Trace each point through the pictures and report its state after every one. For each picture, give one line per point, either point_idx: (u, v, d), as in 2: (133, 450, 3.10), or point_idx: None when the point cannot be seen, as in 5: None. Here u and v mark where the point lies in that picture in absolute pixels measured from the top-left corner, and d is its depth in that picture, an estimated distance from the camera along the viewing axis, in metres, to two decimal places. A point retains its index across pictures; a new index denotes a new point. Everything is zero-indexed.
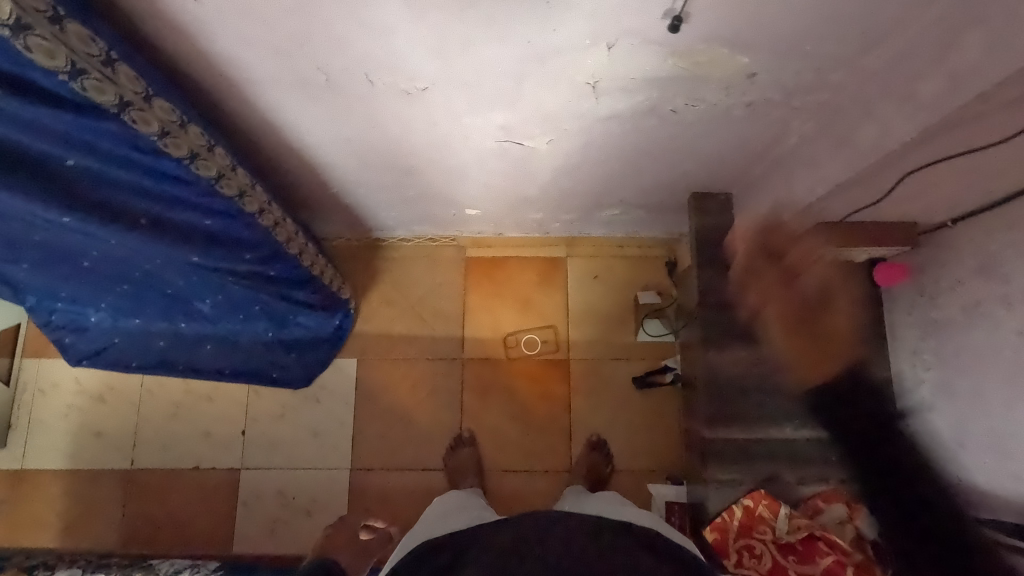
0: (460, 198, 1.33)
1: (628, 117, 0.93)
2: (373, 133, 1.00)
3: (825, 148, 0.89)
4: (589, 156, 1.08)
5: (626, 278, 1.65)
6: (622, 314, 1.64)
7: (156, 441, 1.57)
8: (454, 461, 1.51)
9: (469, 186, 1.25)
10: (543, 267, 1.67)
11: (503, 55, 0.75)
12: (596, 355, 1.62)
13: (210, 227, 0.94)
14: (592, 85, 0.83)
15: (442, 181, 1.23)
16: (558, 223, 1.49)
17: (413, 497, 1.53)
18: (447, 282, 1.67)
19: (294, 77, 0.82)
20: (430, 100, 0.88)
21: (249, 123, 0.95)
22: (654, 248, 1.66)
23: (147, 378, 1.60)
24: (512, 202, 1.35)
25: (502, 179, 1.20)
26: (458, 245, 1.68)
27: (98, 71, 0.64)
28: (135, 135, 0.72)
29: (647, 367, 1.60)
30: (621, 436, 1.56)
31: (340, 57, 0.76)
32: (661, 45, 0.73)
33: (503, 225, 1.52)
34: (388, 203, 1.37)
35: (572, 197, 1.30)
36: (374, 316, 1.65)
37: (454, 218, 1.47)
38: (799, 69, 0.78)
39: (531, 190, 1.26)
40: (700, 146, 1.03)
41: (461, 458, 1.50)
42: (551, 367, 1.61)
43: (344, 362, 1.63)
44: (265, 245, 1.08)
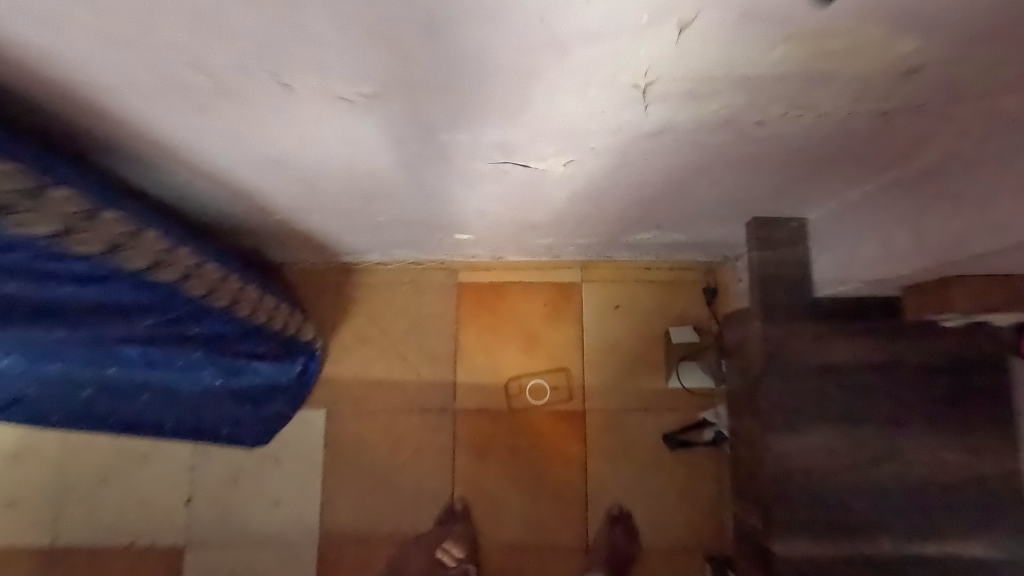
0: (446, 222, 1.02)
1: (689, 130, 0.61)
2: (314, 153, 0.69)
3: (993, 182, 0.58)
4: (623, 175, 0.77)
5: (655, 309, 1.35)
6: (649, 354, 1.34)
7: (84, 512, 1.30)
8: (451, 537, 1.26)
9: (459, 211, 0.95)
10: (552, 295, 1.36)
11: (499, 43, 0.44)
12: (618, 405, 1.32)
13: (70, 297, 0.66)
14: (642, 88, 0.51)
15: (421, 205, 0.92)
16: (571, 247, 1.19)
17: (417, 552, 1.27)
18: (435, 315, 1.37)
19: (164, 81, 0.51)
20: (388, 111, 0.57)
21: (118, 141, 0.64)
22: (690, 271, 1.35)
23: (71, 434, 1.32)
24: (515, 226, 1.04)
25: (503, 204, 0.90)
26: (448, 268, 1.38)
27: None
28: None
29: (679, 420, 1.31)
30: (648, 505, 1.28)
31: (225, 49, 0.45)
32: (776, 27, 0.42)
33: (503, 249, 1.21)
34: (354, 229, 1.06)
35: (592, 221, 0.99)
36: (347, 356, 1.36)
37: (439, 242, 1.16)
38: (996, 65, 0.46)
39: (542, 215, 0.95)
40: (784, 167, 0.71)
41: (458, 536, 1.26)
42: (563, 420, 1.32)
43: (312, 414, 1.34)
44: (171, 302, 0.81)
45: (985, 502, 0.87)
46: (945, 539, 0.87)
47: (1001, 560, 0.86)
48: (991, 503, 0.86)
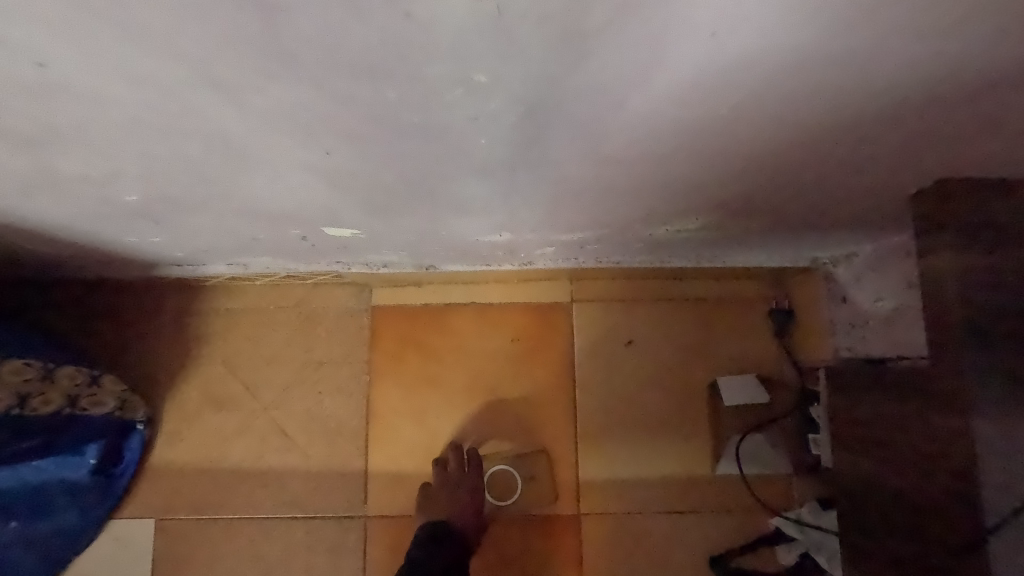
0: (287, 207, 0.50)
1: None
2: None
3: None
4: (677, 20, 0.24)
5: (691, 346, 0.82)
6: (684, 421, 0.81)
7: None
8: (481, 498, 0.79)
9: (294, 183, 0.43)
10: (525, 326, 0.83)
11: None
12: (634, 508, 0.80)
13: None
14: None
15: (185, 163, 0.39)
16: (550, 247, 0.66)
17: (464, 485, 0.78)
18: (334, 360, 0.84)
19: None
20: None
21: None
22: (750, 282, 0.82)
23: None
24: (432, 210, 0.51)
25: (374, 161, 0.38)
26: (353, 283, 0.85)
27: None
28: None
29: (738, 531, 0.79)
30: None
31: None
32: None
33: (430, 253, 0.69)
34: (114, 221, 0.53)
35: (584, 193, 0.47)
36: (191, 429, 0.84)
37: (306, 243, 0.64)
38: None
39: (474, 180, 0.43)
40: None
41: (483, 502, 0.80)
42: (546, 532, 0.80)
43: (134, 527, 0.82)
44: None
45: None
46: None
47: None
48: None
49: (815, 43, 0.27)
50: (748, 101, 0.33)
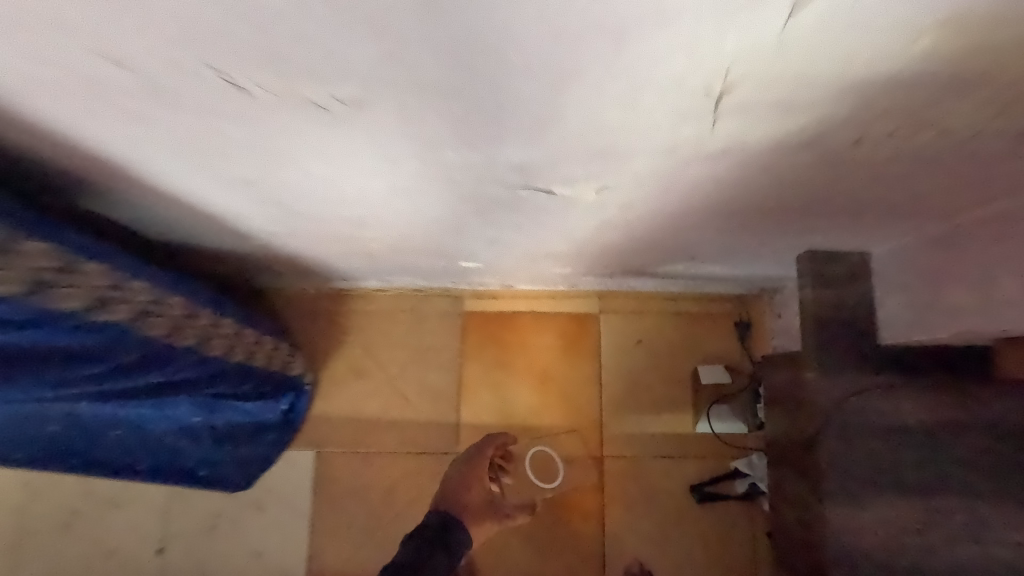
0: (451, 250, 0.89)
1: (757, 154, 0.48)
2: (284, 173, 0.56)
3: None
4: (665, 206, 0.64)
5: (681, 344, 1.21)
6: (674, 395, 1.20)
7: (46, 557, 1.18)
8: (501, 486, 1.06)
9: (466, 240, 0.82)
10: (567, 327, 1.23)
11: (530, 34, 0.31)
12: (638, 453, 1.18)
13: (7, 344, 0.56)
14: (715, 98, 0.38)
15: (425, 233, 0.79)
16: (591, 277, 1.06)
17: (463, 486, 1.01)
18: (437, 347, 1.24)
19: (86, 84, 0.39)
20: (378, 129, 0.45)
21: (3, 137, 0.49)
22: (723, 303, 1.21)
23: (37, 475, 1.19)
24: (531, 255, 0.91)
25: (515, 232, 0.77)
26: (452, 296, 1.24)
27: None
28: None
29: (708, 469, 1.17)
30: (671, 564, 1.14)
31: (153, 45, 0.33)
32: (923, 7, 0.29)
33: (515, 278, 1.08)
34: (350, 254, 0.94)
35: (620, 250, 0.86)
36: (339, 391, 1.23)
37: (442, 269, 1.03)
38: None
39: (563, 244, 0.83)
40: (864, 197, 0.59)
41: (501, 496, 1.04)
42: (580, 468, 1.18)
43: (300, 456, 1.21)
44: (122, 348, 0.70)
45: None
46: None
47: None
48: None
49: (721, 215, 0.66)
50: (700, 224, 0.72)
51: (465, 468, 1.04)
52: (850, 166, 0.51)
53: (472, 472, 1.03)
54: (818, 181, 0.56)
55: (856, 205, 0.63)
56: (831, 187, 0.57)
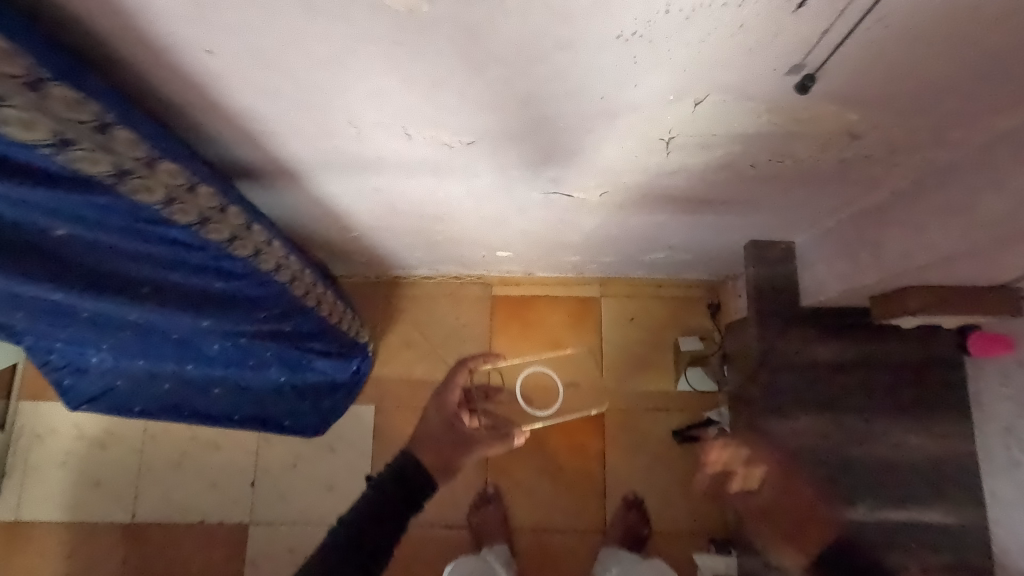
0: (491, 242, 1.21)
1: (698, 171, 0.80)
2: (402, 181, 0.87)
3: (927, 212, 0.77)
4: (647, 209, 0.96)
5: (665, 321, 1.53)
6: (659, 361, 1.52)
7: (160, 490, 1.48)
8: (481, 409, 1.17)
9: (503, 232, 1.13)
10: (575, 308, 1.55)
11: (572, 110, 0.63)
12: (631, 407, 1.49)
13: (220, 288, 0.83)
14: (666, 141, 0.70)
15: (478, 227, 1.11)
16: (594, 265, 1.38)
17: (437, 418, 1.01)
18: (471, 324, 1.55)
19: (323, 131, 0.70)
20: (475, 153, 0.76)
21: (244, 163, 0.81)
22: (697, 288, 1.53)
23: (152, 424, 1.50)
24: (550, 246, 1.23)
25: (540, 225, 1.09)
26: (483, 283, 1.57)
27: (22, 99, 0.44)
28: (76, 176, 0.53)
29: (686, 419, 1.48)
30: (658, 493, 1.45)
31: (379, 112, 0.65)
32: (760, 103, 0.61)
33: (535, 266, 1.40)
34: (416, 246, 1.26)
35: (616, 243, 1.18)
36: (394, 360, 1.55)
37: (481, 259, 1.35)
38: (916, 127, 0.65)
39: (574, 236, 1.15)
40: (771, 205, 0.92)
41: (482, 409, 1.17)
42: (585, 418, 1.49)
43: (363, 410, 1.53)
44: (280, 299, 0.98)
45: (945, 475, 1.04)
46: (914, 508, 1.04)
47: (963, 527, 1.02)
48: (951, 476, 1.04)
49: (683, 215, 0.99)
50: (670, 224, 1.04)
51: (437, 401, 1.05)
52: (755, 183, 0.84)
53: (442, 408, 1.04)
54: (740, 194, 0.88)
55: (768, 213, 0.95)
56: (751, 197, 0.89)
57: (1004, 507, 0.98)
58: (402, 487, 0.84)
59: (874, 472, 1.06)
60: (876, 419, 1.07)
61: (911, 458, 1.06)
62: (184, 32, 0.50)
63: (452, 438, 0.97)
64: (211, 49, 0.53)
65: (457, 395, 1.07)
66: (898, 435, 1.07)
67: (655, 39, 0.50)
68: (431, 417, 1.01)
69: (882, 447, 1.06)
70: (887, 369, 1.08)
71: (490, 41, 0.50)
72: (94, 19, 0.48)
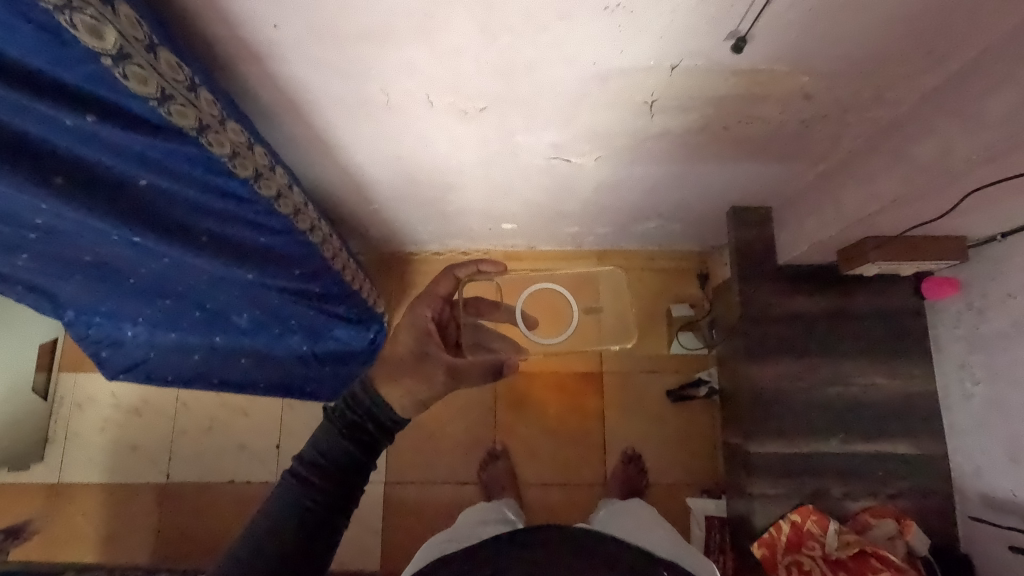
0: (498, 212, 1.33)
1: (680, 134, 0.92)
2: (420, 148, 0.99)
3: (876, 165, 0.89)
4: (639, 174, 1.09)
5: (658, 290, 1.65)
6: (654, 327, 1.63)
7: (192, 453, 1.60)
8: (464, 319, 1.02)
9: (507, 201, 1.25)
10: None
11: (568, 75, 0.75)
12: (628, 369, 1.61)
13: (264, 242, 0.95)
14: (650, 104, 0.83)
15: (487, 196, 1.23)
16: (592, 237, 1.50)
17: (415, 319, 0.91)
18: None
19: (357, 99, 0.82)
20: (485, 119, 0.88)
21: (284, 133, 0.93)
22: (687, 259, 1.64)
23: (183, 393, 1.62)
24: (552, 217, 1.36)
25: (542, 193, 1.21)
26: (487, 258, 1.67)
27: (143, 57, 0.57)
28: (170, 127, 0.66)
29: (679, 379, 1.60)
30: (654, 449, 1.56)
31: (404, 79, 0.77)
32: (724, 66, 0.73)
33: (538, 238, 1.52)
34: (429, 219, 1.39)
35: (612, 211, 1.30)
36: None
37: (488, 231, 1.47)
38: (859, 87, 0.77)
39: (573, 204, 1.27)
40: (745, 167, 1.04)
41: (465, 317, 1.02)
42: (585, 380, 1.61)
43: None
44: (312, 260, 1.11)
45: (909, 411, 1.17)
46: (883, 441, 1.17)
47: (924, 455, 1.16)
48: (914, 411, 1.17)
49: (668, 181, 1.11)
50: (659, 191, 1.17)
51: (411, 312, 0.90)
52: (728, 146, 0.96)
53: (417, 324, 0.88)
54: (717, 158, 1.01)
55: (743, 175, 1.07)
56: (728, 160, 1.02)
57: (960, 435, 1.12)
58: (344, 427, 0.73)
59: (846, 409, 1.19)
60: (848, 363, 1.20)
61: (879, 397, 1.19)
62: (256, 8, 0.62)
63: (421, 371, 0.81)
64: (277, 24, 0.65)
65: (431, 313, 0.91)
66: (868, 376, 1.19)
67: (632, 10, 0.62)
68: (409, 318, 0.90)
69: (853, 388, 1.19)
70: (857, 318, 1.21)
71: (497, 14, 0.63)
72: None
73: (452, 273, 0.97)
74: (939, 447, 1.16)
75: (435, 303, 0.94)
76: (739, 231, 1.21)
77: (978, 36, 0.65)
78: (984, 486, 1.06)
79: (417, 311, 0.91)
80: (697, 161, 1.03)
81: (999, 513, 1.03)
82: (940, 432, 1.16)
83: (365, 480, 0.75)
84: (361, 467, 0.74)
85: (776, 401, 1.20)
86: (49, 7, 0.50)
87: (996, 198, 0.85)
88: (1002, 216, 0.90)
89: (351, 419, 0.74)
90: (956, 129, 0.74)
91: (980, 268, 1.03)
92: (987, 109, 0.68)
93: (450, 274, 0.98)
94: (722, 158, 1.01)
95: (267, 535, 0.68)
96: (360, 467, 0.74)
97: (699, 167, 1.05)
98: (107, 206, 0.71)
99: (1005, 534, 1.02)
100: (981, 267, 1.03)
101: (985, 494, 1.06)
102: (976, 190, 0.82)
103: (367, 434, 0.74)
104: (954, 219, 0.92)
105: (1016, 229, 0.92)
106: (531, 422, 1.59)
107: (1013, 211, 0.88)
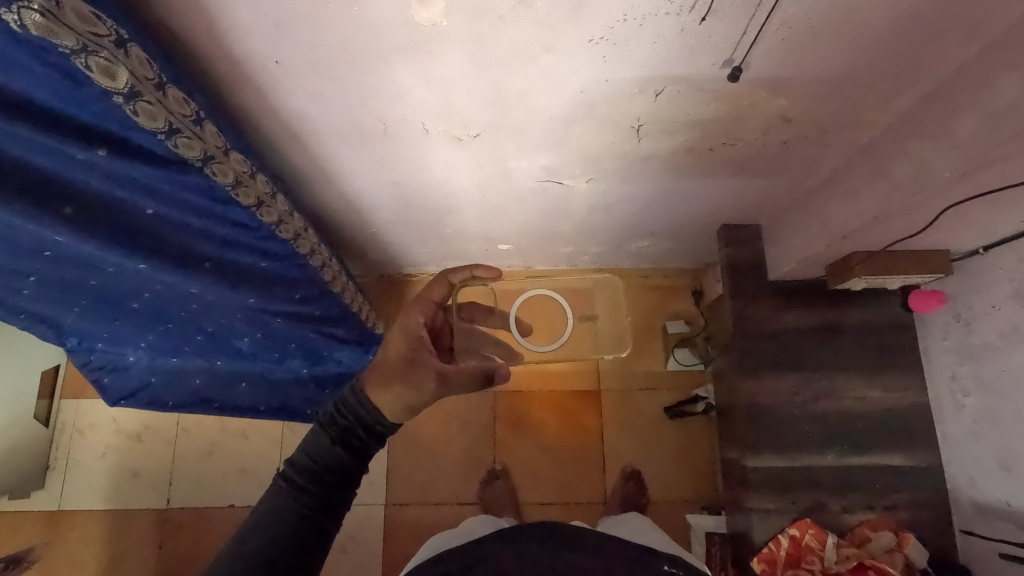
0: (493, 234, 1.36)
1: (667, 155, 0.95)
2: (417, 174, 1.02)
3: (857, 183, 0.92)
4: (630, 194, 1.12)
5: (653, 308, 1.67)
6: (650, 344, 1.65)
7: (192, 478, 1.60)
8: (457, 325, 1.01)
9: (502, 223, 1.28)
10: None
11: (559, 102, 0.79)
12: (625, 387, 1.63)
13: (264, 266, 0.98)
14: (637, 128, 0.86)
15: (483, 218, 1.26)
16: (586, 257, 1.52)
17: (409, 318, 0.90)
18: None
19: (355, 128, 0.85)
20: (478, 145, 0.91)
21: (285, 161, 0.95)
22: (682, 277, 1.67)
23: (184, 418, 1.63)
24: (547, 237, 1.38)
25: (536, 215, 1.23)
26: None
27: (152, 94, 0.61)
28: (177, 159, 0.69)
29: (676, 396, 1.61)
30: (654, 466, 1.57)
31: (401, 110, 0.80)
32: (711, 91, 0.76)
33: (533, 258, 1.54)
34: (426, 241, 1.42)
35: (606, 230, 1.33)
36: None
37: (484, 253, 1.50)
38: (838, 109, 0.80)
39: (566, 225, 1.30)
40: (731, 186, 1.07)
41: (458, 322, 1.02)
42: (583, 398, 1.62)
43: None
44: (312, 283, 1.13)
45: (902, 423, 1.19)
46: (878, 453, 1.19)
47: (919, 467, 1.17)
48: (907, 423, 1.19)
49: (657, 201, 1.14)
50: (650, 210, 1.19)
51: (405, 313, 0.90)
52: (714, 167, 0.99)
53: (409, 329, 0.87)
54: (704, 177, 1.04)
55: (730, 194, 1.10)
56: (714, 180, 1.05)
57: (953, 446, 1.13)
58: (334, 432, 0.74)
59: (840, 423, 1.20)
60: (841, 377, 1.22)
61: (872, 409, 1.20)
62: (257, 46, 0.65)
63: (412, 376, 0.78)
64: (278, 60, 0.68)
65: (422, 317, 0.92)
66: (860, 389, 1.21)
67: (616, 42, 0.65)
68: (403, 318, 0.90)
69: (847, 401, 1.21)
70: (848, 332, 1.23)
71: (491, 46, 0.66)
72: (195, 38, 0.64)
73: (447, 278, 0.98)
74: (933, 458, 1.17)
75: (428, 309, 0.95)
76: (730, 248, 1.24)
77: (950, 60, 0.68)
78: (978, 495, 1.08)
79: (409, 316, 0.91)
80: (684, 182, 1.06)
81: (993, 523, 1.04)
82: (933, 444, 1.18)
83: (358, 484, 0.77)
84: (354, 473, 0.75)
85: (771, 415, 1.22)
86: (66, 51, 0.53)
87: (974, 213, 0.87)
88: (981, 230, 0.93)
89: (343, 424, 0.75)
90: (930, 148, 0.77)
91: (964, 281, 1.06)
92: (956, 129, 0.71)
93: (445, 279, 0.99)
94: (710, 178, 1.04)
95: (266, 546, 0.69)
96: (354, 474, 0.75)
97: (686, 187, 1.08)
98: (107, 235, 0.73)
99: (999, 544, 1.03)
100: (965, 279, 1.06)
101: (978, 503, 1.07)
102: (953, 206, 0.85)
103: (357, 439, 0.75)
104: (936, 233, 0.95)
105: (997, 242, 0.95)
106: (531, 440, 1.60)
107: (991, 226, 0.91)
